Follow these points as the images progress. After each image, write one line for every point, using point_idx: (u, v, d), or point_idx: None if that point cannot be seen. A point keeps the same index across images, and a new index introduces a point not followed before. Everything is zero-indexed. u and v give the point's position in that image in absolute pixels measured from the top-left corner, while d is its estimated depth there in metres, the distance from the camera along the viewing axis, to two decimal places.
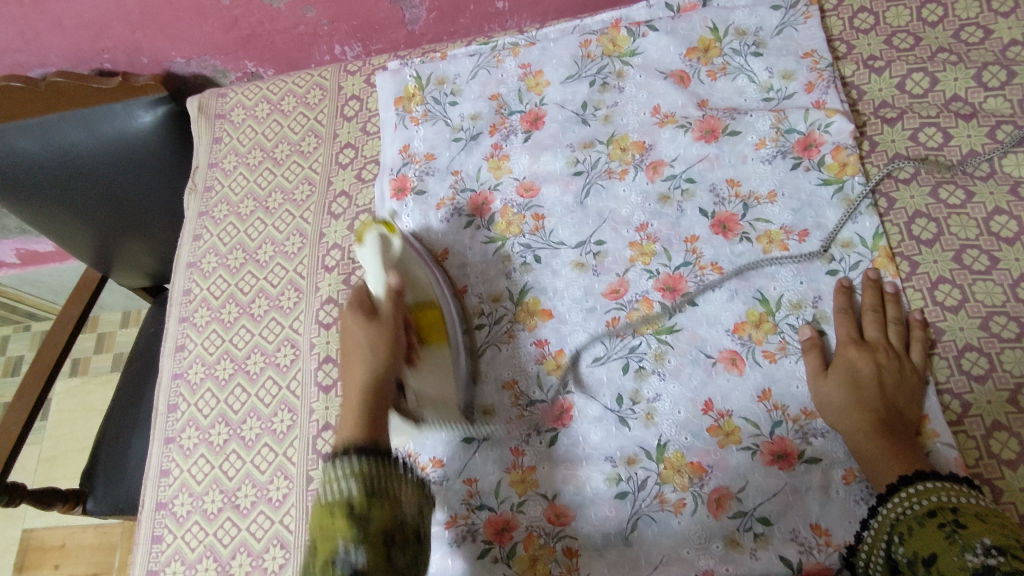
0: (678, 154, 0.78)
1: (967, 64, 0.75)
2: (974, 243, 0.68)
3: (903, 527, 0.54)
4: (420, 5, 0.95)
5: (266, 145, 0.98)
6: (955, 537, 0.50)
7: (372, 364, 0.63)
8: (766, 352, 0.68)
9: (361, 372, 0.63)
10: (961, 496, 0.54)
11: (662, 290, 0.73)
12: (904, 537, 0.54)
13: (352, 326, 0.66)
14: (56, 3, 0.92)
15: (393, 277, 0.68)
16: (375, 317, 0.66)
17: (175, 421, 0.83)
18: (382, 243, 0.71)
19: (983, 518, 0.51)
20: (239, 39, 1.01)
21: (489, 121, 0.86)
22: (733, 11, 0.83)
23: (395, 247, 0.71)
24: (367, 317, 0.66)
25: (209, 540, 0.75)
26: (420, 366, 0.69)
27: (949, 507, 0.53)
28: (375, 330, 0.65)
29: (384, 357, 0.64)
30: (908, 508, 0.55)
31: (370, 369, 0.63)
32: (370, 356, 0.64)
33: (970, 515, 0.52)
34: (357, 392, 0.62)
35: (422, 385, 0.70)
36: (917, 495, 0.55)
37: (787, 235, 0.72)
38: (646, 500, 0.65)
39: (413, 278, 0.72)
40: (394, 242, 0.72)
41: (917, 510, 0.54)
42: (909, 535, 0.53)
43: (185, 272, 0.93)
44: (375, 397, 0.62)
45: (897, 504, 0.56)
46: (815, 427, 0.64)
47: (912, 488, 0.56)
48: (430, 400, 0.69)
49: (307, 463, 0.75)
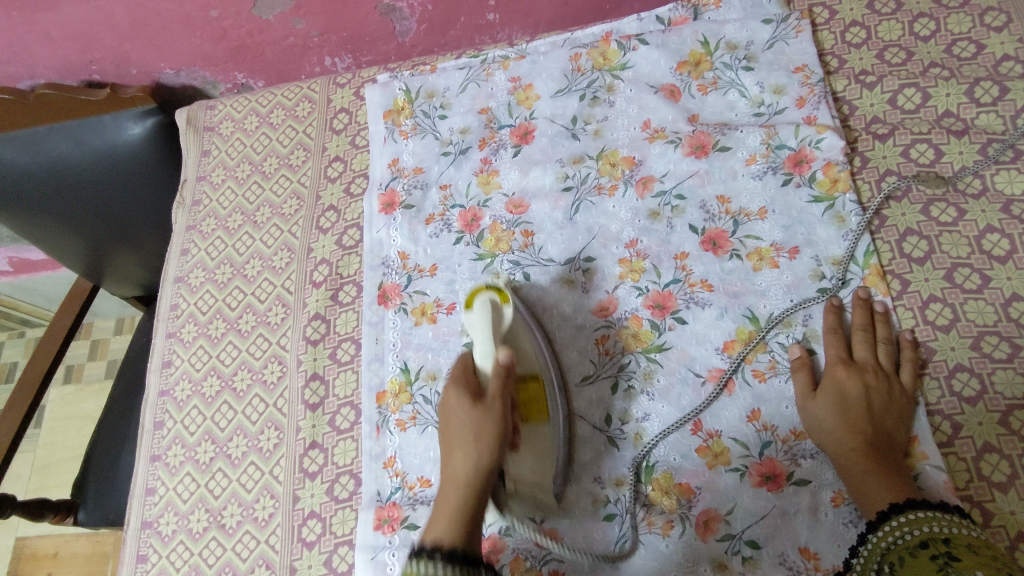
0: (668, 170, 0.77)
1: (959, 79, 0.75)
2: (966, 262, 0.67)
3: (895, 557, 0.54)
4: (409, 17, 0.95)
5: (255, 158, 0.98)
6: (947, 570, 0.49)
7: (477, 453, 0.56)
8: (756, 371, 0.67)
9: (463, 464, 0.56)
10: (954, 526, 0.53)
11: (651, 308, 0.72)
12: (895, 568, 0.53)
13: (454, 406, 0.59)
14: (43, 16, 0.91)
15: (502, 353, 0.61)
16: (482, 400, 0.59)
17: (162, 438, 0.82)
18: (494, 311, 0.65)
19: (976, 549, 0.50)
20: (228, 51, 1.00)
21: (478, 135, 0.85)
22: (724, 25, 0.82)
23: (506, 318, 0.65)
24: (473, 399, 0.59)
25: (194, 560, 0.74)
26: (522, 449, 0.63)
27: (942, 538, 0.52)
28: (480, 417, 0.58)
29: (490, 452, 0.56)
30: (900, 538, 0.54)
31: (474, 460, 0.56)
32: (472, 445, 0.57)
33: (962, 546, 0.51)
34: (460, 490, 0.55)
35: (521, 469, 0.62)
36: (909, 524, 0.54)
37: (778, 252, 0.71)
38: (634, 522, 0.64)
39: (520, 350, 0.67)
40: (504, 311, 0.65)
41: (909, 540, 0.54)
42: (901, 566, 0.53)
43: (172, 286, 0.92)
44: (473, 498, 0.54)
45: (888, 532, 0.55)
46: (805, 448, 0.63)
47: (903, 517, 0.55)
48: (528, 484, 0.62)
49: (293, 482, 0.75)
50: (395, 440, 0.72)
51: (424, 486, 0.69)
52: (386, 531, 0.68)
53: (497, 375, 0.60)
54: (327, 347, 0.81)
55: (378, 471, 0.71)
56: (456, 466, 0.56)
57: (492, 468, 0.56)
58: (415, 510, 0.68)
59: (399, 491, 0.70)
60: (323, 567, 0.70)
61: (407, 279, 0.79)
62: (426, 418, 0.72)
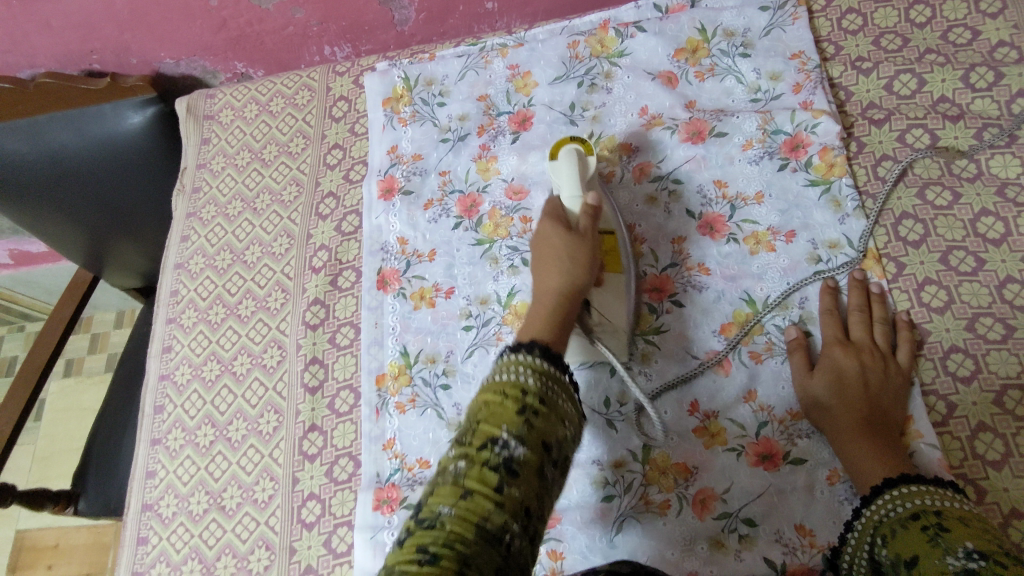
0: (666, 155, 0.78)
1: (955, 65, 0.75)
2: (960, 244, 0.68)
3: (886, 529, 0.53)
4: (409, 5, 0.95)
5: (255, 146, 0.98)
6: (938, 539, 0.49)
7: (570, 272, 0.58)
8: (752, 352, 0.67)
9: (558, 278, 0.58)
10: (945, 499, 0.52)
11: (649, 291, 0.72)
12: (886, 539, 0.52)
13: (549, 234, 0.61)
14: (44, 5, 0.91)
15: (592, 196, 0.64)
16: (574, 229, 0.61)
17: (162, 422, 0.83)
18: (580, 162, 0.68)
19: (967, 521, 0.49)
20: (228, 40, 1.01)
21: (477, 122, 0.86)
22: (721, 12, 0.83)
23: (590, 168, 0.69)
24: (566, 228, 0.61)
25: (194, 541, 0.75)
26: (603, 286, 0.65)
27: (933, 510, 0.52)
28: (575, 241, 0.60)
29: (582, 269, 0.58)
30: (892, 511, 0.54)
31: (568, 278, 0.58)
32: (569, 264, 0.59)
33: (952, 516, 0.50)
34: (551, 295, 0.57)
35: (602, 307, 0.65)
36: (902, 496, 0.54)
37: (774, 236, 0.72)
38: (632, 502, 0.65)
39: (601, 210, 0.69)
40: (590, 162, 0.69)
41: (900, 513, 0.53)
42: (892, 537, 0.52)
43: (172, 272, 0.93)
44: (568, 302, 0.57)
45: (881, 506, 0.55)
46: (801, 428, 0.64)
47: (896, 490, 0.55)
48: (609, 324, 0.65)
49: (292, 464, 0.75)
50: (394, 423, 0.73)
51: (423, 468, 0.70)
52: (385, 511, 0.69)
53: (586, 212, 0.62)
54: (327, 331, 0.81)
55: (378, 453, 0.72)
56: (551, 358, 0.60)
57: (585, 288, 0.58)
58: (414, 491, 0.69)
59: (399, 472, 0.70)
60: (322, 548, 0.70)
61: (406, 264, 0.80)
62: (425, 400, 0.73)
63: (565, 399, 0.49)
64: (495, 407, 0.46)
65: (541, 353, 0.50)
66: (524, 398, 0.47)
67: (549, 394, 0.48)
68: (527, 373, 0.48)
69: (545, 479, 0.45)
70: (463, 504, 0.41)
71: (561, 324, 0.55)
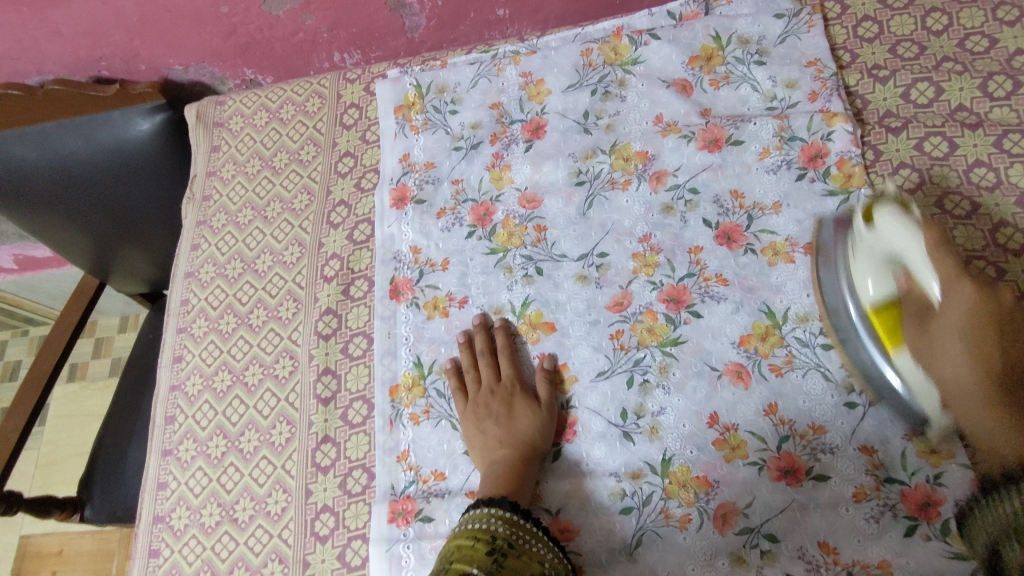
0: (681, 163, 0.78)
1: (972, 74, 0.75)
2: (980, 254, 0.67)
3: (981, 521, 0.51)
4: (420, 12, 0.95)
5: (265, 153, 0.98)
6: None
7: (546, 425, 0.69)
8: (772, 365, 0.67)
9: (528, 428, 0.68)
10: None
11: (666, 302, 0.72)
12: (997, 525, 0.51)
13: (539, 378, 0.71)
14: (53, 11, 0.91)
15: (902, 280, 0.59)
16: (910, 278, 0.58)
17: (173, 433, 0.82)
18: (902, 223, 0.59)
19: None
20: (238, 46, 1.00)
21: (490, 130, 0.85)
22: (736, 20, 0.83)
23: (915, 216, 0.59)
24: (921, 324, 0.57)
25: (207, 554, 0.74)
26: (928, 332, 0.56)
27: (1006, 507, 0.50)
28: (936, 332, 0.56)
29: (547, 427, 0.69)
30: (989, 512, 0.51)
31: (541, 428, 0.68)
32: (546, 412, 0.69)
33: None
34: (516, 451, 0.67)
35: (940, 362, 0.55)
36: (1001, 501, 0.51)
37: (792, 247, 0.71)
38: (652, 515, 0.64)
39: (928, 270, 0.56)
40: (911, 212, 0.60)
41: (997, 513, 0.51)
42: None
43: (183, 281, 0.92)
44: (522, 462, 0.66)
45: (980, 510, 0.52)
46: (824, 443, 0.63)
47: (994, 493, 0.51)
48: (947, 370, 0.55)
49: (305, 476, 0.75)
50: (408, 434, 0.72)
51: (439, 480, 0.70)
52: (401, 524, 0.68)
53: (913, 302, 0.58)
54: (340, 341, 0.81)
55: (392, 465, 0.71)
56: (520, 428, 0.68)
57: (550, 433, 0.69)
58: (429, 503, 0.69)
59: (414, 484, 0.70)
60: (336, 562, 0.70)
61: (419, 273, 0.80)
62: (440, 412, 0.73)
63: (529, 541, 0.58)
64: (467, 553, 0.55)
65: (511, 507, 0.60)
66: (495, 548, 0.56)
67: (515, 540, 0.57)
68: (493, 521, 0.58)
69: (502, 537, 0.57)
70: (456, 551, 0.55)
71: (509, 481, 0.65)
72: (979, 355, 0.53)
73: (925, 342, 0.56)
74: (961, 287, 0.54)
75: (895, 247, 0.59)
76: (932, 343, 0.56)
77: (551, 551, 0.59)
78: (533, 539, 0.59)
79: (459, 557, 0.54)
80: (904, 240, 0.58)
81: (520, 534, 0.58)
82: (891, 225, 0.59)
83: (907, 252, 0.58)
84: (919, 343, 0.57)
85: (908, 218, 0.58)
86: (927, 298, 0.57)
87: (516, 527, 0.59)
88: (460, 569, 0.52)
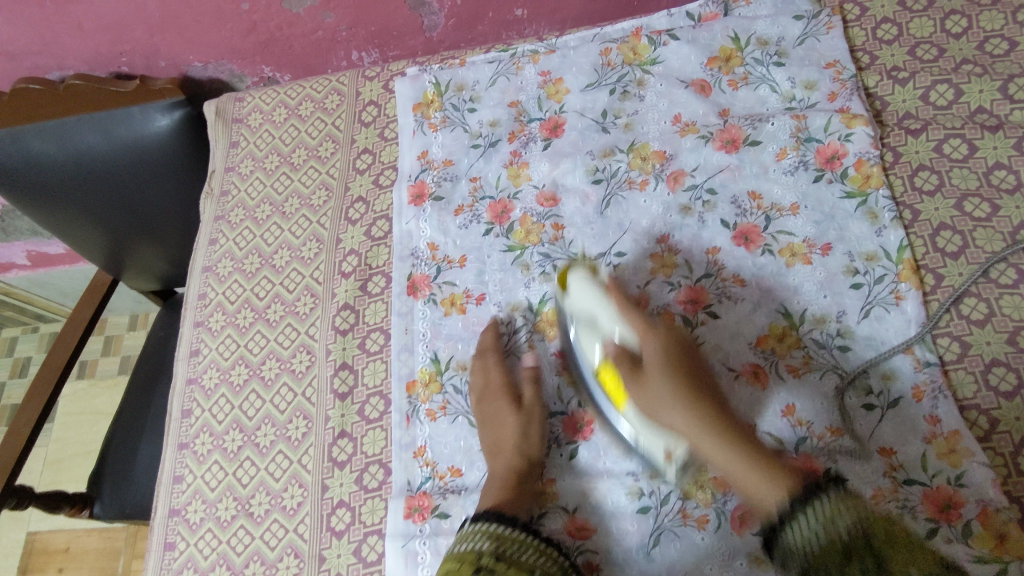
0: (699, 164, 0.78)
1: (993, 76, 0.75)
2: (1001, 256, 0.67)
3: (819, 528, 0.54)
4: (439, 11, 0.95)
5: (283, 150, 0.98)
6: None
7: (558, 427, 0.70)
8: (790, 366, 0.67)
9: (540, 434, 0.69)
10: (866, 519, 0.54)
11: (684, 303, 0.72)
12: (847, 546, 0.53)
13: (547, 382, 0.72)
14: (76, 7, 0.92)
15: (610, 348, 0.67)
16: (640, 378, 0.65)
17: (189, 426, 0.83)
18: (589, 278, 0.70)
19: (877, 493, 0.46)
20: (257, 44, 1.01)
21: (508, 128, 0.86)
22: (755, 21, 0.83)
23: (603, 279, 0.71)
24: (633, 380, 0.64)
25: (222, 548, 0.74)
26: (644, 386, 0.64)
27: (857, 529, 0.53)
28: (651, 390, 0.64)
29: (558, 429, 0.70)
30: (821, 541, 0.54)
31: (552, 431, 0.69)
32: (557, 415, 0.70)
33: None
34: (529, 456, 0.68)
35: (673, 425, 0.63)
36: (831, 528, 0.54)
37: (810, 248, 0.71)
38: (669, 515, 0.64)
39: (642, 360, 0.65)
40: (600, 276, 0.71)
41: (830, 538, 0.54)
42: None
43: (200, 276, 0.93)
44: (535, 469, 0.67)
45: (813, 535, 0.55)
46: (842, 445, 0.63)
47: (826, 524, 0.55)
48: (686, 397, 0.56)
49: (322, 471, 0.75)
50: (425, 430, 0.72)
51: (456, 476, 0.70)
52: (417, 519, 0.68)
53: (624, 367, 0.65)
54: (357, 337, 0.81)
55: (408, 461, 0.71)
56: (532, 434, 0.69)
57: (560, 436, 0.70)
58: (446, 499, 0.69)
59: (430, 480, 0.70)
60: (352, 556, 0.70)
61: (436, 270, 0.80)
62: (457, 408, 0.73)
63: (517, 549, 0.59)
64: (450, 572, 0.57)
65: (494, 518, 0.61)
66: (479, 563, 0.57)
67: (501, 551, 0.59)
68: (480, 537, 0.60)
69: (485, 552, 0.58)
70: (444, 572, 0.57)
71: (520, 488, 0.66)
72: (687, 402, 0.63)
73: (647, 402, 0.64)
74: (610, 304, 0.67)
75: (589, 313, 0.68)
76: (652, 396, 0.64)
77: (544, 556, 0.60)
78: (522, 547, 0.60)
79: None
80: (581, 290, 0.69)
81: (505, 545, 0.59)
82: (581, 287, 0.69)
83: (596, 313, 0.67)
84: (641, 393, 0.64)
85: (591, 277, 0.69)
86: (627, 345, 0.66)
87: (501, 538, 0.60)
88: None
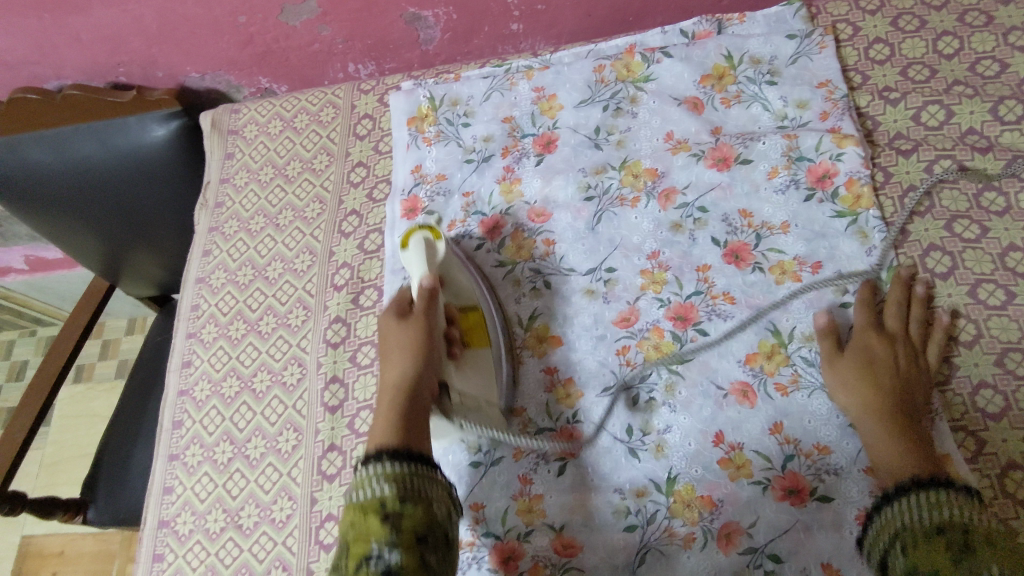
0: (690, 181, 0.78)
1: (983, 97, 0.75)
2: (989, 278, 0.67)
3: (905, 531, 0.52)
4: (435, 25, 0.96)
5: (278, 162, 0.99)
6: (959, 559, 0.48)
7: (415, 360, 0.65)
8: (778, 385, 0.67)
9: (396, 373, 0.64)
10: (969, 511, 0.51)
11: (673, 319, 0.72)
12: (906, 546, 0.51)
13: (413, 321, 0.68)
14: (74, 18, 0.92)
15: (427, 279, 0.69)
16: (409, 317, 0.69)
17: (180, 437, 0.83)
18: (428, 247, 0.72)
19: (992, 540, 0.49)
20: (254, 56, 1.01)
21: (501, 143, 0.86)
22: (748, 39, 0.83)
23: (440, 252, 0.73)
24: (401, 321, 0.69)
25: (210, 560, 0.74)
26: (464, 366, 0.70)
27: (960, 525, 0.51)
28: (407, 331, 0.67)
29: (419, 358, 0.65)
30: (919, 516, 0.52)
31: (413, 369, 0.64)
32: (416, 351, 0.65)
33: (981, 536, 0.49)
34: (394, 394, 0.62)
35: (466, 385, 0.69)
36: (936, 504, 0.52)
37: (800, 266, 0.71)
38: (656, 533, 0.64)
39: (456, 284, 0.74)
40: (439, 247, 0.73)
41: (928, 519, 0.52)
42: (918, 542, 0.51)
43: (193, 287, 0.93)
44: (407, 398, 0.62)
45: (909, 508, 0.53)
46: (829, 463, 0.63)
47: (925, 493, 0.53)
48: (473, 400, 0.68)
49: (311, 484, 0.75)
50: None
51: None
52: None
53: (423, 296, 0.69)
54: (348, 350, 0.81)
55: None
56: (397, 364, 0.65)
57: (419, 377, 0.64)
58: None
59: None
60: None
61: None
62: None
63: (427, 480, 0.55)
64: (362, 529, 0.50)
65: (390, 456, 0.54)
66: (389, 504, 0.51)
67: (410, 486, 0.53)
68: (382, 478, 0.53)
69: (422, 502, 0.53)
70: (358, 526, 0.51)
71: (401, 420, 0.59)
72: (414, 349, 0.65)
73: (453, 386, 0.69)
74: (404, 364, 0.64)
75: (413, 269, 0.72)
76: (405, 341, 0.66)
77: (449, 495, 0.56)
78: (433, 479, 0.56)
79: (352, 539, 0.50)
80: (417, 271, 0.71)
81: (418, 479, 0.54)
82: (415, 251, 0.72)
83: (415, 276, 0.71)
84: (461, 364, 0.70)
85: (430, 247, 0.72)
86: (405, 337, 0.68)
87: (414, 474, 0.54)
88: (362, 551, 0.49)
